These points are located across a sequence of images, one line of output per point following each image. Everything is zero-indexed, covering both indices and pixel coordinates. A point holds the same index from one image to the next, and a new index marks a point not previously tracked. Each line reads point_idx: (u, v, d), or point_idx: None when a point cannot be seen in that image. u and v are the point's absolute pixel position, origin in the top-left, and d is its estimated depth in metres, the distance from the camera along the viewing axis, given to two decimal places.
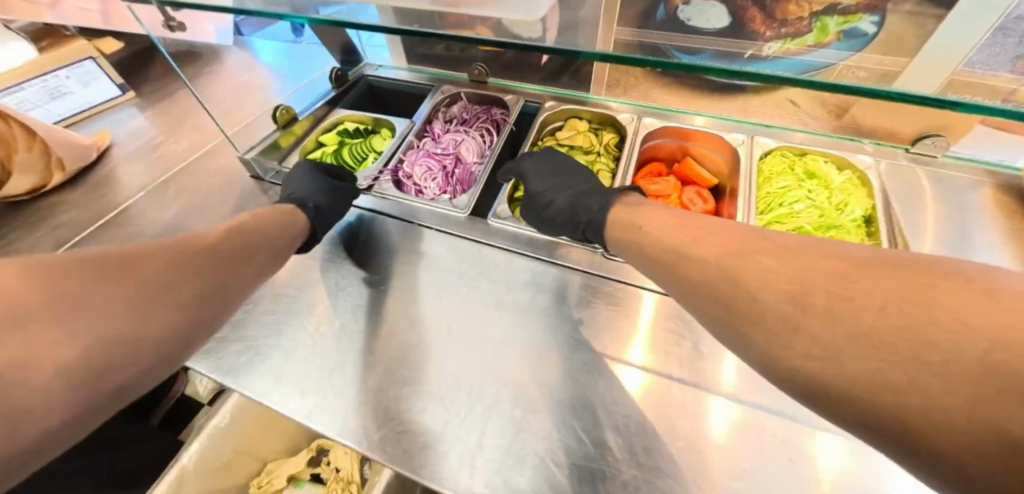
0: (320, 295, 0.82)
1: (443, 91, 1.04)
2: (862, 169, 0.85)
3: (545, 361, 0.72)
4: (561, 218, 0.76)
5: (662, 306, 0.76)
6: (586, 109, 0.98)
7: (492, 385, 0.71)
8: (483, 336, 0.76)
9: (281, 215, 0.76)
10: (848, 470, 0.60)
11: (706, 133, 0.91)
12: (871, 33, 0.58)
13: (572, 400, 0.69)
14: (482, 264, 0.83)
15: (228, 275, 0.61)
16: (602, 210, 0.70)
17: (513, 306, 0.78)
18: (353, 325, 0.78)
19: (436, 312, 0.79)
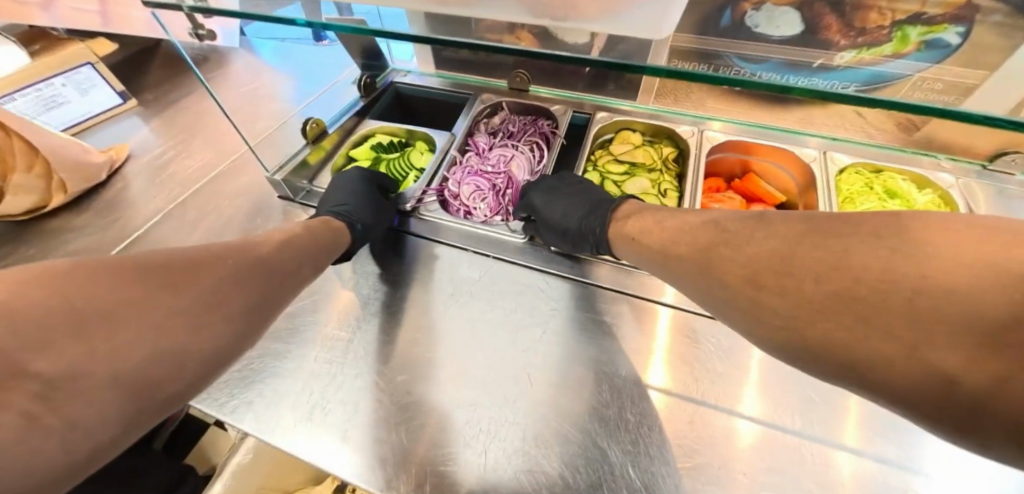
0: (327, 319, 0.73)
1: (483, 100, 0.95)
2: (944, 188, 0.81)
3: (582, 392, 0.64)
4: (572, 240, 0.68)
5: (678, 322, 0.69)
6: (641, 121, 0.90)
7: (523, 420, 0.62)
8: (507, 363, 0.67)
9: (326, 228, 0.70)
10: (865, 470, 0.57)
11: (774, 148, 0.85)
12: (955, 46, 0.48)
13: (616, 436, 0.61)
14: (499, 280, 0.75)
15: (269, 293, 0.56)
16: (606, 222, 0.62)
17: (534, 324, 0.70)
18: (366, 353, 0.69)
19: (453, 336, 0.70)
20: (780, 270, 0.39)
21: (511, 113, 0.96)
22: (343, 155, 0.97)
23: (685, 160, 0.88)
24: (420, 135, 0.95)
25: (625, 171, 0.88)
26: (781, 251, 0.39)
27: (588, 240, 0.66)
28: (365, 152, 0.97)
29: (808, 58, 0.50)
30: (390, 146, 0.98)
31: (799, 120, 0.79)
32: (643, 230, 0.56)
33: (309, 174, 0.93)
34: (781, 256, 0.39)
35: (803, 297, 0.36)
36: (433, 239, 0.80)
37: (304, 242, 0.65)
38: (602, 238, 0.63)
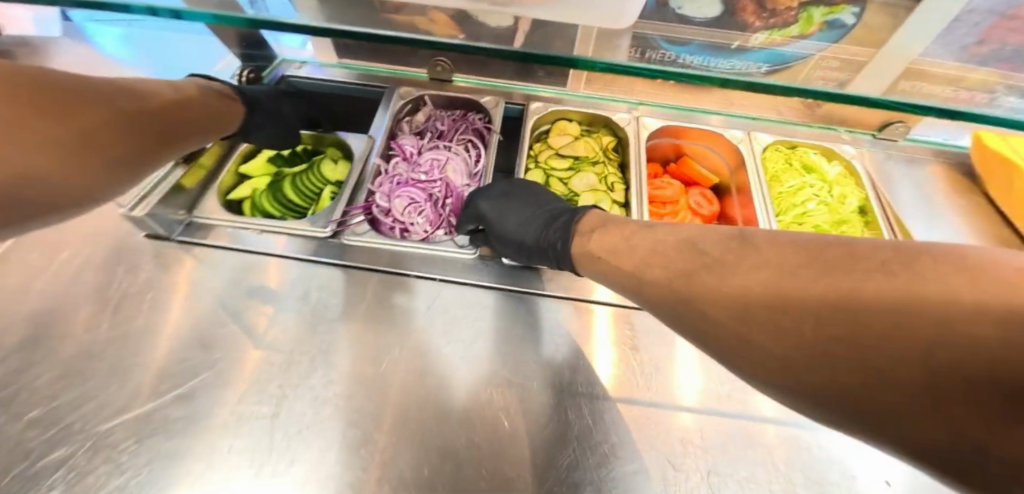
0: (238, 393, 0.58)
1: (403, 94, 0.83)
2: (849, 159, 0.86)
3: (560, 416, 0.59)
4: (529, 251, 0.61)
5: (618, 320, 0.66)
6: (576, 110, 0.86)
7: (504, 463, 0.56)
8: (470, 401, 0.59)
9: (214, 103, 0.67)
10: (793, 442, 0.58)
11: (704, 131, 0.85)
12: (852, 26, 0.45)
13: (606, 455, 0.57)
14: (445, 307, 0.66)
15: (143, 145, 0.55)
16: (562, 239, 0.55)
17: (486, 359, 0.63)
18: (295, 427, 0.56)
19: (401, 384, 0.60)
20: (754, 299, 0.31)
21: (436, 108, 0.87)
22: (231, 173, 0.75)
23: (625, 149, 0.86)
24: (332, 139, 0.82)
25: (569, 166, 0.83)
26: (766, 271, 0.32)
27: (545, 257, 0.60)
28: (263, 166, 0.80)
29: (722, 39, 0.45)
30: (293, 158, 0.83)
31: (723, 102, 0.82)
32: (603, 245, 0.49)
33: (190, 199, 0.70)
34: (775, 276, 0.31)
35: (786, 329, 0.28)
36: (364, 267, 0.68)
37: (182, 111, 0.61)
38: (558, 256, 0.56)
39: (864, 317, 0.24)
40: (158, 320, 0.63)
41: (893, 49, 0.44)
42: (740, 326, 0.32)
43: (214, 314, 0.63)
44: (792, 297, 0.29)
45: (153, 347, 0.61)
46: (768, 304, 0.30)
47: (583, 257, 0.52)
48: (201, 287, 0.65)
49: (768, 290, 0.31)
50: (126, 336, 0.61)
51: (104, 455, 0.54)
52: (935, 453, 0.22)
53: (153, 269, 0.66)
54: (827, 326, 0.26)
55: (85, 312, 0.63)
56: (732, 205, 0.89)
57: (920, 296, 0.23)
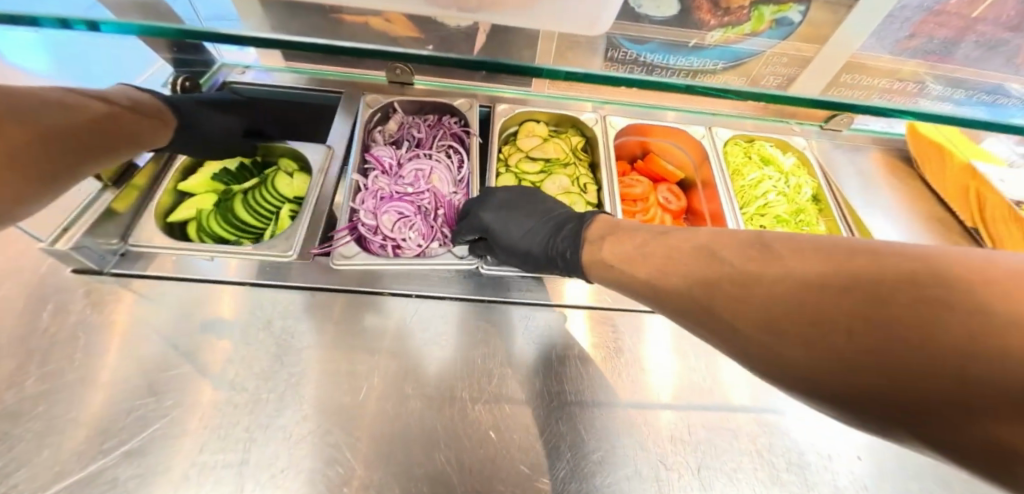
0: (197, 441, 0.52)
1: (370, 102, 0.77)
2: (801, 150, 0.91)
3: (557, 426, 0.58)
4: (538, 261, 0.60)
5: (592, 323, 0.66)
6: (542, 110, 0.85)
7: (499, 483, 0.54)
8: (455, 423, 0.57)
9: (145, 121, 0.60)
10: (773, 430, 0.60)
11: (669, 129, 0.87)
12: (799, 23, 0.46)
13: (601, 461, 0.57)
14: (423, 323, 0.63)
15: (64, 164, 0.48)
16: (574, 247, 0.54)
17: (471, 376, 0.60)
18: (267, 471, 0.52)
19: (378, 412, 0.56)
20: (767, 306, 0.29)
21: (406, 113, 0.81)
22: (169, 192, 0.68)
23: (594, 149, 0.86)
24: (283, 149, 0.76)
25: (541, 169, 0.82)
26: (786, 275, 0.29)
27: (554, 266, 0.59)
28: (205, 183, 0.72)
29: (681, 37, 0.44)
30: (241, 172, 0.76)
31: (686, 98, 0.86)
32: (621, 255, 0.46)
33: (126, 223, 0.62)
34: (795, 280, 0.28)
35: (808, 341, 0.26)
36: (327, 287, 0.63)
37: (107, 127, 0.54)
38: (570, 265, 0.56)
39: (890, 335, 0.22)
40: (96, 367, 0.55)
41: (835, 42, 0.46)
42: (753, 333, 0.30)
43: (163, 355, 0.57)
44: (810, 305, 0.27)
45: (92, 400, 0.54)
46: (783, 312, 0.28)
47: (595, 265, 0.50)
48: (145, 325, 0.59)
49: (784, 296, 0.28)
50: (59, 390, 0.54)
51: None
52: (978, 462, 0.21)
53: (85, 309, 0.59)
54: (848, 340, 0.24)
55: (4, 365, 0.54)
56: (699, 198, 0.91)
57: (957, 317, 0.20)
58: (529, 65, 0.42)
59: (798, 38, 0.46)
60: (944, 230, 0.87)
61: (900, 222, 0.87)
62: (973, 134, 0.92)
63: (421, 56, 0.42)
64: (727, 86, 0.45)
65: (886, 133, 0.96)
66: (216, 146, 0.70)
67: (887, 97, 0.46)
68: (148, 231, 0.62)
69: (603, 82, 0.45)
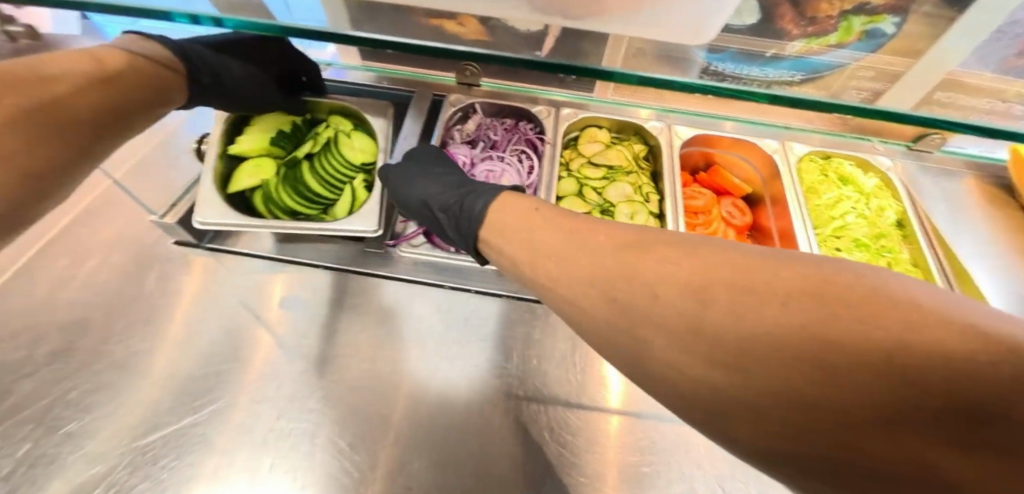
0: (274, 409, 0.57)
1: (452, 102, 0.82)
2: (885, 171, 0.85)
3: (603, 434, 0.58)
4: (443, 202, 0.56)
5: None
6: (605, 117, 0.85)
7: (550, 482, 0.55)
8: (496, 414, 0.59)
9: (159, 78, 0.56)
10: None
11: (738, 141, 0.84)
12: (892, 35, 0.44)
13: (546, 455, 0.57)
14: (472, 321, 0.64)
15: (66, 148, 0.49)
16: (485, 205, 0.48)
17: (463, 367, 0.61)
18: (334, 442, 0.55)
19: (425, 397, 0.59)
20: (715, 277, 0.27)
21: (484, 115, 0.86)
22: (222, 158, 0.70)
23: (657, 159, 0.85)
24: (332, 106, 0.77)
25: (603, 176, 0.82)
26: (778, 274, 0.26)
27: (449, 218, 0.55)
28: (256, 147, 0.73)
29: (757, 47, 0.43)
30: (295, 131, 0.76)
31: (750, 110, 0.80)
32: (563, 218, 0.41)
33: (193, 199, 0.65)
34: (792, 279, 0.25)
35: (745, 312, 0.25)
36: (369, 272, 0.66)
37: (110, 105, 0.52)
38: (469, 226, 0.49)
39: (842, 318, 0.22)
40: (192, 331, 0.61)
41: (935, 58, 0.43)
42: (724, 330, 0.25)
43: (246, 325, 0.62)
44: (754, 281, 0.26)
45: (187, 362, 0.59)
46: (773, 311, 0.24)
47: (515, 221, 0.43)
48: (228, 296, 0.64)
49: (777, 293, 0.25)
50: (161, 349, 0.60)
51: (141, 473, 0.52)
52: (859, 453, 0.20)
53: (183, 278, 0.65)
54: (810, 322, 0.23)
55: (117, 322, 0.61)
56: (767, 215, 0.87)
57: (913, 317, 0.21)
58: (598, 68, 0.42)
59: (887, 52, 0.44)
60: None
61: (995, 255, 0.80)
62: None
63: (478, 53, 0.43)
64: (816, 96, 0.41)
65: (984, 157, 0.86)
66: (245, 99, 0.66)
67: (989, 117, 0.41)
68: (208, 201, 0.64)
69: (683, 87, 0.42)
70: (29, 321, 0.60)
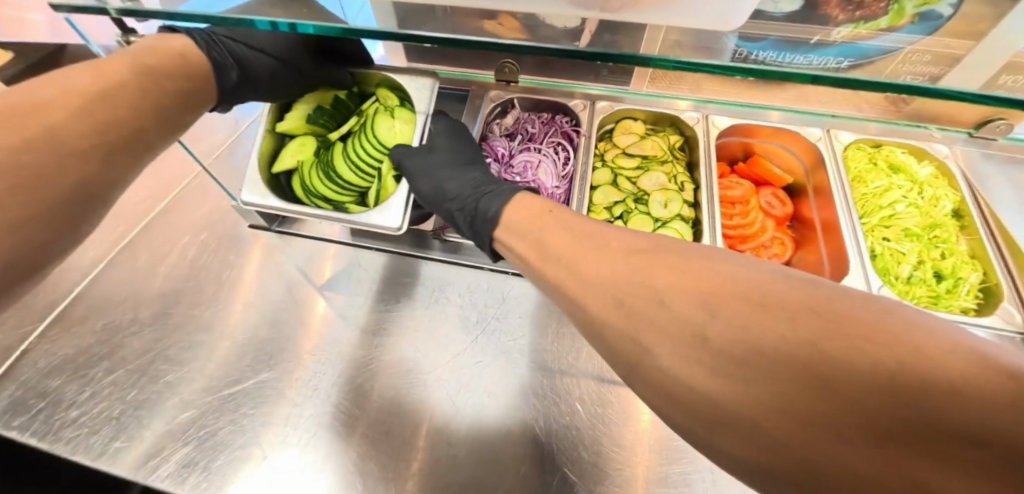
0: (334, 368, 0.64)
1: (491, 98, 0.87)
2: (941, 160, 0.80)
3: (625, 412, 0.61)
4: (463, 198, 0.63)
5: None
6: (640, 109, 0.86)
7: (577, 448, 0.59)
8: (520, 383, 0.63)
9: (171, 74, 0.54)
10: None
11: (777, 131, 0.83)
12: (948, 17, 0.43)
13: (558, 426, 0.60)
14: (502, 302, 0.68)
15: (125, 159, 0.51)
16: (501, 205, 0.53)
17: (486, 348, 0.65)
18: (384, 399, 0.62)
19: (454, 361, 0.64)
20: (718, 270, 0.31)
21: (522, 110, 0.90)
22: (269, 135, 0.74)
23: (693, 149, 0.85)
24: (380, 81, 0.74)
25: (637, 165, 0.84)
26: (727, 270, 0.31)
27: (464, 216, 0.61)
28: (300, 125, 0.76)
29: (803, 34, 0.43)
30: (339, 107, 0.77)
31: (792, 99, 0.77)
32: (569, 215, 0.45)
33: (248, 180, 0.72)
34: (726, 277, 0.30)
35: (753, 299, 0.28)
36: (409, 252, 0.71)
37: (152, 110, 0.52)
38: (485, 226, 0.53)
39: (846, 317, 0.25)
40: (263, 302, 0.69)
41: (994, 40, 0.42)
42: (659, 313, 0.31)
43: (309, 299, 0.69)
44: (754, 279, 0.30)
45: (263, 330, 0.67)
46: (701, 301, 0.29)
47: (522, 218, 0.48)
48: (293, 273, 0.72)
49: (711, 287, 0.30)
50: (243, 317, 0.68)
51: (226, 418, 0.60)
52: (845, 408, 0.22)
53: (256, 256, 0.73)
54: (810, 311, 0.26)
55: (203, 292, 0.70)
56: (808, 205, 0.85)
57: (896, 315, 0.25)
58: (637, 56, 0.43)
59: (944, 34, 0.42)
60: None
61: None
62: None
63: (511, 43, 0.44)
64: (877, 77, 0.40)
65: None
66: (276, 87, 0.68)
67: None
68: (258, 186, 0.69)
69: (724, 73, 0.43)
70: (134, 288, 0.70)
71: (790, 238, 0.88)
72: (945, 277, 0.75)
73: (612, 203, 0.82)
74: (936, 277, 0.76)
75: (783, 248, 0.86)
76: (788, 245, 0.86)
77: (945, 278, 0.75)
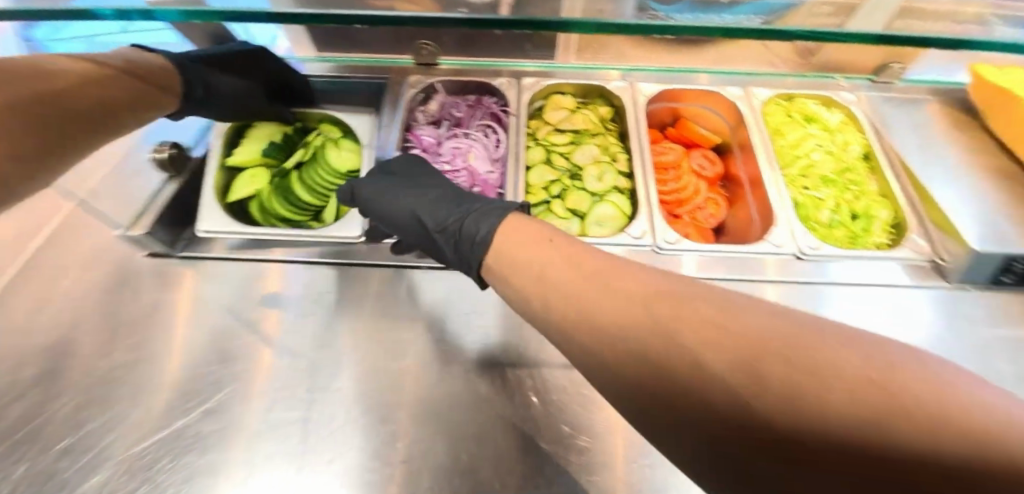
0: (261, 397, 0.56)
1: (410, 84, 0.81)
2: (849, 107, 0.85)
3: (600, 409, 0.57)
4: (438, 218, 0.56)
5: None
6: (570, 82, 0.84)
7: (550, 449, 0.53)
8: (477, 388, 0.57)
9: (139, 81, 0.60)
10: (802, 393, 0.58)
11: (699, 92, 0.84)
12: None
13: (532, 434, 0.55)
14: (469, 322, 0.63)
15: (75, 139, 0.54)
16: (491, 228, 0.47)
17: (436, 349, 0.60)
18: (320, 424, 0.54)
19: (401, 369, 0.58)
20: (718, 308, 0.28)
21: (447, 94, 0.85)
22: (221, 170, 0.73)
23: (623, 118, 0.85)
24: (322, 117, 0.82)
25: (569, 140, 0.83)
26: (771, 326, 0.26)
27: (447, 238, 0.53)
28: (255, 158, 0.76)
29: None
30: (283, 143, 0.81)
31: (715, 60, 0.80)
32: (577, 251, 0.40)
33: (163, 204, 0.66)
34: (771, 334, 0.25)
35: (770, 347, 0.24)
36: (335, 259, 0.66)
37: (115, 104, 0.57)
38: (472, 251, 0.47)
39: (876, 375, 0.22)
40: (170, 340, 0.61)
41: None
42: (693, 379, 0.25)
43: (232, 328, 0.61)
44: (760, 320, 0.27)
45: (172, 371, 0.58)
46: (744, 365, 0.24)
47: (523, 249, 0.42)
48: (204, 301, 0.63)
49: (754, 348, 0.24)
50: (147, 360, 0.59)
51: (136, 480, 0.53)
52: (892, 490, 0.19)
53: (160, 289, 0.64)
54: (830, 361, 0.23)
55: (96, 339, 0.61)
56: (736, 163, 0.88)
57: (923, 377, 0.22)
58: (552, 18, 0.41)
59: None
60: (1012, 182, 0.73)
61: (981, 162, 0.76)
62: None
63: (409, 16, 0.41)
64: (786, 27, 0.41)
65: (941, 81, 0.85)
66: (236, 110, 0.72)
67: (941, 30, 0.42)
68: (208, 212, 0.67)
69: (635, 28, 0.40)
70: (9, 346, 0.60)
71: (723, 197, 0.90)
72: (860, 217, 0.80)
73: (548, 183, 0.80)
74: (853, 218, 0.80)
75: (717, 208, 0.88)
76: (722, 204, 0.89)
77: (859, 218, 0.80)
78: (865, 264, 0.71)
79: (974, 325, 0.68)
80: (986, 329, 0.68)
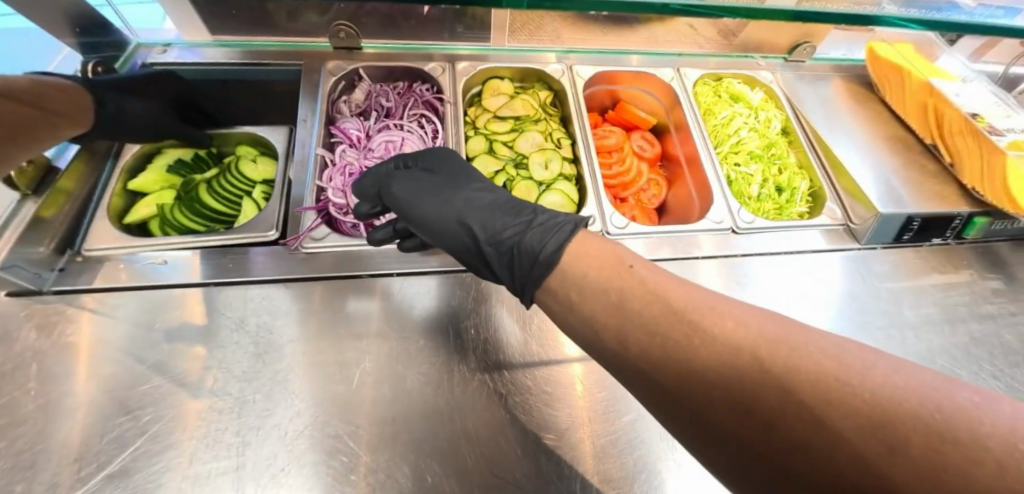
0: (184, 451, 0.47)
1: (331, 71, 0.74)
2: (769, 84, 0.90)
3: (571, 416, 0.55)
4: (488, 227, 0.51)
5: (589, 375, 0.58)
6: (507, 66, 0.81)
7: (522, 464, 0.51)
8: (439, 405, 0.53)
9: (51, 94, 0.54)
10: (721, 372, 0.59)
11: (636, 74, 0.85)
12: None
13: (517, 456, 0.51)
14: (455, 349, 0.58)
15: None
16: (559, 245, 0.43)
17: (392, 368, 0.55)
18: (259, 472, 0.47)
19: (352, 395, 0.53)
20: (812, 348, 0.27)
21: (372, 81, 0.79)
22: (120, 193, 0.66)
23: (563, 103, 0.83)
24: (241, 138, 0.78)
25: (511, 128, 0.79)
26: (896, 380, 0.25)
27: (500, 254, 0.48)
28: (160, 178, 0.71)
29: None
30: (197, 163, 0.76)
31: (646, 40, 0.86)
32: (658, 282, 0.36)
33: (56, 232, 0.57)
34: (899, 390, 0.24)
35: (875, 392, 0.24)
36: (261, 278, 0.59)
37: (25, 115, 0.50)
38: (534, 270, 0.43)
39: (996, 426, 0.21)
40: (49, 396, 0.49)
41: None
42: (801, 424, 0.25)
43: (132, 372, 0.51)
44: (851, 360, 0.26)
45: (52, 435, 0.47)
46: (877, 429, 0.22)
47: (596, 276, 0.38)
48: (93, 344, 0.53)
49: (878, 403, 0.23)
50: (17, 425, 0.47)
51: None
52: None
53: (31, 334, 0.52)
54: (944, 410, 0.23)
55: None
56: (673, 143, 0.90)
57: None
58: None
59: None
60: (904, 148, 0.81)
61: (878, 129, 0.84)
62: (928, 53, 0.90)
63: None
64: (717, 4, 0.41)
65: (846, 59, 0.94)
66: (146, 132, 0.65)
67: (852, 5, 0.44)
68: (104, 232, 0.59)
69: (581, 6, 0.39)
70: None
71: (663, 177, 0.92)
72: (784, 189, 0.85)
73: (492, 173, 0.76)
74: (778, 191, 0.85)
75: (659, 188, 0.90)
76: (662, 184, 0.90)
77: (784, 191, 0.85)
78: (790, 233, 0.76)
79: (883, 279, 0.75)
80: (890, 282, 0.75)
